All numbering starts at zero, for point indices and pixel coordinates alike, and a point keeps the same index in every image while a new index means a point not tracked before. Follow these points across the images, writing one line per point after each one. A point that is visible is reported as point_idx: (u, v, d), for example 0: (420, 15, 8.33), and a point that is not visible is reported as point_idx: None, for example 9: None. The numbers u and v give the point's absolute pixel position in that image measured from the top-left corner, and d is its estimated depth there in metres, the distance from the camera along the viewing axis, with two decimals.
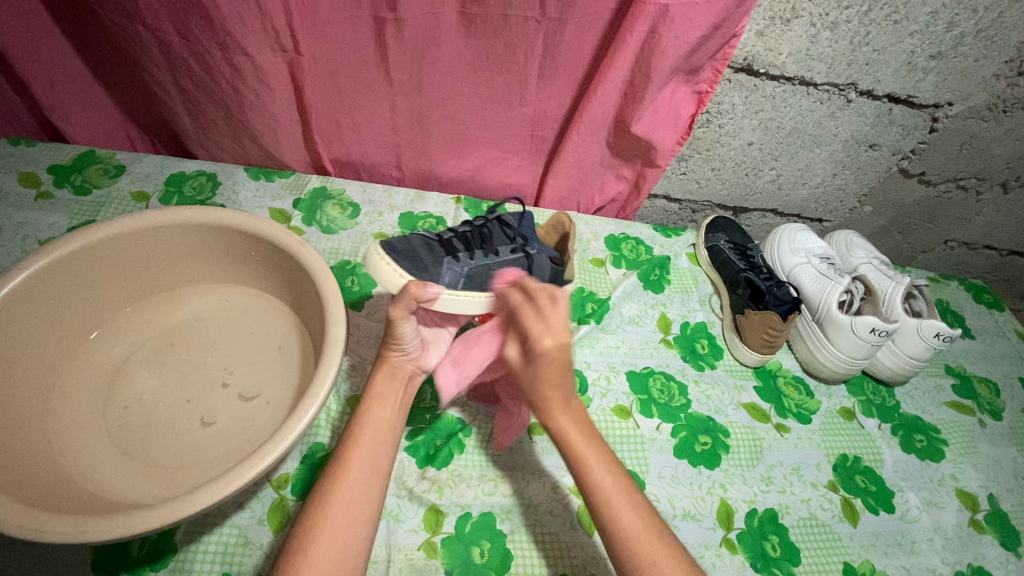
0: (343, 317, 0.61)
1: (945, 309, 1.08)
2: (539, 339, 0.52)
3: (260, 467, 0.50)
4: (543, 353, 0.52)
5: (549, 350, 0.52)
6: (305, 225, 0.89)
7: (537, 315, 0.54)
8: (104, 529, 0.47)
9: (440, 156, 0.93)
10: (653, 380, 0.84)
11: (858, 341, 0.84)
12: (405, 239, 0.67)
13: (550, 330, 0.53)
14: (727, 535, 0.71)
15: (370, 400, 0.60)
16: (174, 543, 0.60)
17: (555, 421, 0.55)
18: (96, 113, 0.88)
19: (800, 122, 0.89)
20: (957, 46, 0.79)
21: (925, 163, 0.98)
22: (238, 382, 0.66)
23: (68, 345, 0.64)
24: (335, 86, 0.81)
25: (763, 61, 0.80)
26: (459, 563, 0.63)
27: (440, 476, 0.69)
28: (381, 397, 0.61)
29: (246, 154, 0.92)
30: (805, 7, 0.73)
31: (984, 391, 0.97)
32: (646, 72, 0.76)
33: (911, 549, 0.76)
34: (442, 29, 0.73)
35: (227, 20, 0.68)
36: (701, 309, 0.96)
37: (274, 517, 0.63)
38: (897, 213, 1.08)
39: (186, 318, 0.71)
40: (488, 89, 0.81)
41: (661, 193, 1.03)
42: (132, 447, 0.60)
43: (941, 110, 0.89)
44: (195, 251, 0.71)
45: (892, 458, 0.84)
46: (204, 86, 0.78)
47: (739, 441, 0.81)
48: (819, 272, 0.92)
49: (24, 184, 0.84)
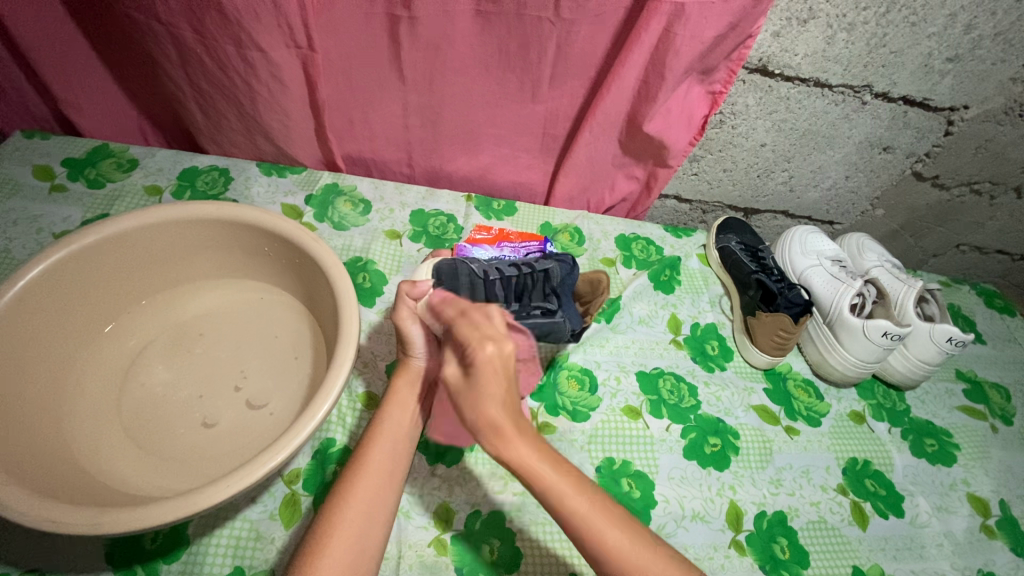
0: (355, 313, 0.62)
1: (956, 314, 1.07)
2: (480, 348, 0.52)
3: (273, 463, 0.51)
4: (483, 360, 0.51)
5: (490, 357, 0.52)
6: (317, 221, 0.89)
7: (474, 328, 0.55)
8: (121, 523, 0.47)
9: (452, 154, 0.93)
10: (663, 382, 0.84)
11: (870, 345, 0.84)
12: (453, 267, 0.67)
13: (480, 335, 0.54)
14: (736, 537, 0.71)
15: (388, 406, 0.61)
16: (186, 536, 0.60)
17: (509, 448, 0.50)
18: (110, 106, 0.89)
19: (814, 124, 0.88)
20: (975, 49, 0.78)
21: (939, 166, 0.97)
22: (252, 377, 0.66)
23: (82, 336, 0.64)
24: (348, 82, 0.81)
25: (778, 62, 0.79)
26: (469, 561, 0.63)
27: (450, 473, 0.69)
28: (400, 403, 0.62)
29: (258, 149, 0.92)
30: (822, 8, 0.73)
31: (996, 396, 0.96)
32: (660, 72, 0.75)
33: (921, 554, 0.76)
34: (456, 27, 0.73)
35: (242, 15, 0.69)
36: (711, 310, 0.96)
37: (286, 512, 0.63)
38: (910, 216, 1.07)
39: (199, 313, 0.71)
40: (500, 86, 0.81)
41: (673, 194, 1.03)
42: (146, 440, 0.60)
43: (957, 113, 0.88)
44: (208, 245, 0.71)
45: (902, 463, 0.84)
46: (217, 81, 0.78)
47: (749, 444, 0.80)
48: (831, 274, 0.92)
49: (38, 177, 0.84)
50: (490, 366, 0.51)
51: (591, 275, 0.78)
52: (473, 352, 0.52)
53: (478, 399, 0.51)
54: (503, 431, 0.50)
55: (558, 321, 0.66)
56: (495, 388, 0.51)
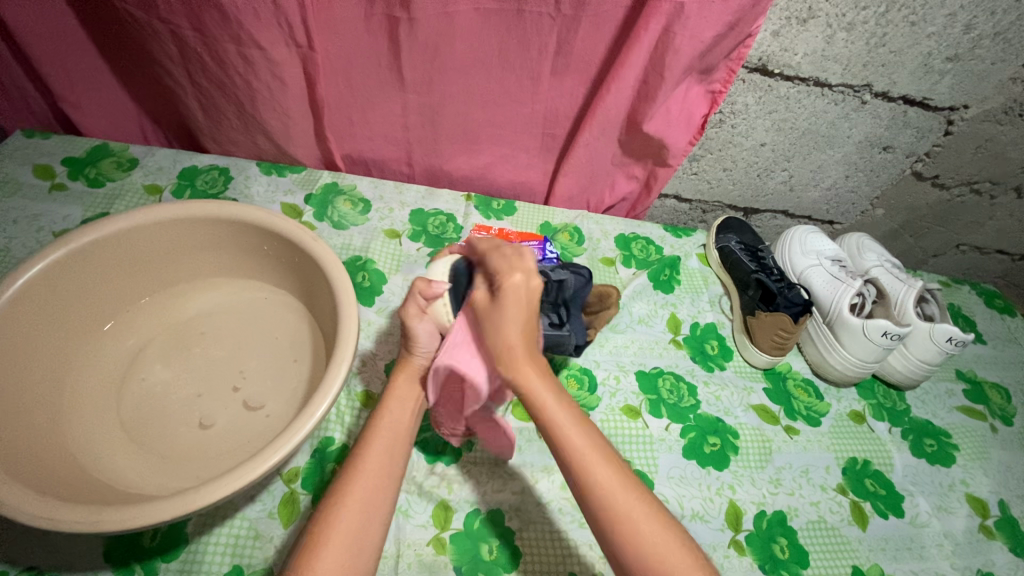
0: (354, 311, 0.62)
1: (956, 314, 1.07)
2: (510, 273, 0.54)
3: (271, 461, 0.51)
4: (509, 286, 0.54)
5: (517, 287, 0.54)
6: (317, 220, 0.89)
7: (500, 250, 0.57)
8: (119, 520, 0.47)
9: (451, 153, 0.93)
10: (662, 381, 0.83)
11: (870, 344, 0.84)
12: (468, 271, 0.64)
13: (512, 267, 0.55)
14: (736, 537, 0.71)
15: (388, 399, 0.60)
16: (185, 534, 0.60)
17: (523, 372, 0.54)
18: (110, 105, 0.89)
19: (813, 124, 0.88)
20: (975, 48, 0.78)
21: (939, 166, 0.97)
22: (251, 376, 0.66)
23: (81, 335, 0.64)
24: (348, 81, 0.81)
25: (778, 62, 0.79)
26: (468, 560, 0.63)
27: (449, 471, 0.69)
28: (401, 398, 0.61)
29: (258, 149, 0.92)
30: (822, 7, 0.73)
31: (996, 396, 0.96)
32: (660, 72, 0.75)
33: (920, 554, 0.76)
34: (455, 25, 0.73)
35: (242, 14, 0.69)
36: (711, 310, 0.96)
37: (284, 511, 0.63)
38: (910, 216, 1.07)
39: (198, 312, 0.71)
40: (500, 85, 0.81)
41: (672, 193, 1.03)
42: (145, 439, 0.60)
43: (957, 112, 0.88)
44: (207, 245, 0.71)
45: (901, 463, 0.84)
46: (217, 80, 0.78)
47: (748, 443, 0.80)
48: (831, 274, 0.92)
49: (38, 176, 0.84)
50: (514, 292, 0.54)
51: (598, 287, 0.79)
52: (500, 278, 0.55)
53: (500, 321, 0.54)
54: (518, 356, 0.54)
55: (562, 336, 0.66)
56: (518, 314, 0.54)
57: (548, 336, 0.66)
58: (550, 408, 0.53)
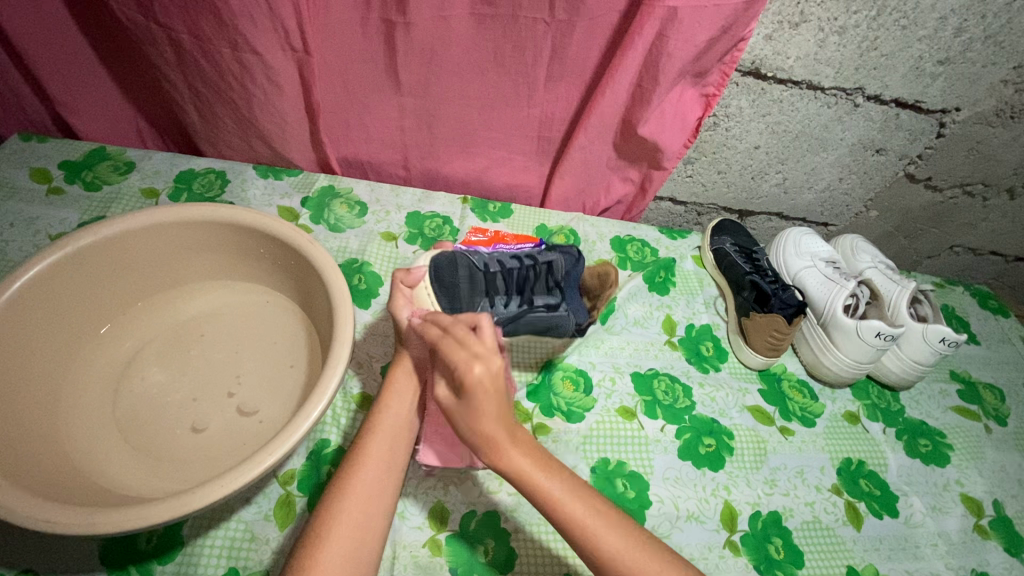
0: (350, 314, 0.62)
1: (950, 315, 1.08)
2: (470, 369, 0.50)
3: (267, 463, 0.51)
4: (473, 382, 0.50)
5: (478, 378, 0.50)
6: (313, 223, 0.89)
7: (460, 346, 0.52)
8: (114, 522, 0.47)
9: (447, 156, 0.94)
10: (658, 382, 0.84)
11: (864, 345, 0.84)
12: (452, 262, 0.67)
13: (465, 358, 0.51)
14: (731, 538, 0.71)
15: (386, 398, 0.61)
16: (181, 537, 0.60)
17: (502, 458, 0.52)
18: (107, 109, 0.89)
19: (807, 127, 0.89)
20: (965, 51, 0.79)
21: (932, 168, 0.98)
22: (247, 378, 0.67)
23: (78, 337, 0.64)
24: (344, 85, 0.82)
25: (771, 65, 0.80)
26: (463, 561, 0.63)
27: (445, 473, 0.69)
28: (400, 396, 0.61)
29: (255, 152, 0.92)
30: (813, 11, 0.73)
31: (990, 397, 0.97)
32: (653, 75, 0.76)
33: (915, 554, 0.76)
34: (451, 29, 0.73)
35: (238, 18, 0.69)
36: (706, 311, 0.96)
37: (281, 513, 0.63)
38: (903, 218, 1.08)
39: (194, 315, 0.71)
40: (495, 89, 0.81)
41: (667, 196, 1.03)
42: (141, 441, 0.60)
43: (948, 115, 0.89)
44: (203, 248, 0.71)
45: (896, 463, 0.84)
46: (213, 83, 0.78)
47: (743, 444, 0.81)
48: (824, 275, 0.92)
49: (34, 179, 0.85)
50: (481, 386, 0.50)
51: (598, 268, 0.76)
52: (462, 372, 0.50)
53: (474, 417, 0.51)
54: (497, 443, 0.51)
55: (560, 317, 0.68)
56: (490, 406, 0.51)
57: (543, 319, 0.68)
58: (531, 476, 0.52)
